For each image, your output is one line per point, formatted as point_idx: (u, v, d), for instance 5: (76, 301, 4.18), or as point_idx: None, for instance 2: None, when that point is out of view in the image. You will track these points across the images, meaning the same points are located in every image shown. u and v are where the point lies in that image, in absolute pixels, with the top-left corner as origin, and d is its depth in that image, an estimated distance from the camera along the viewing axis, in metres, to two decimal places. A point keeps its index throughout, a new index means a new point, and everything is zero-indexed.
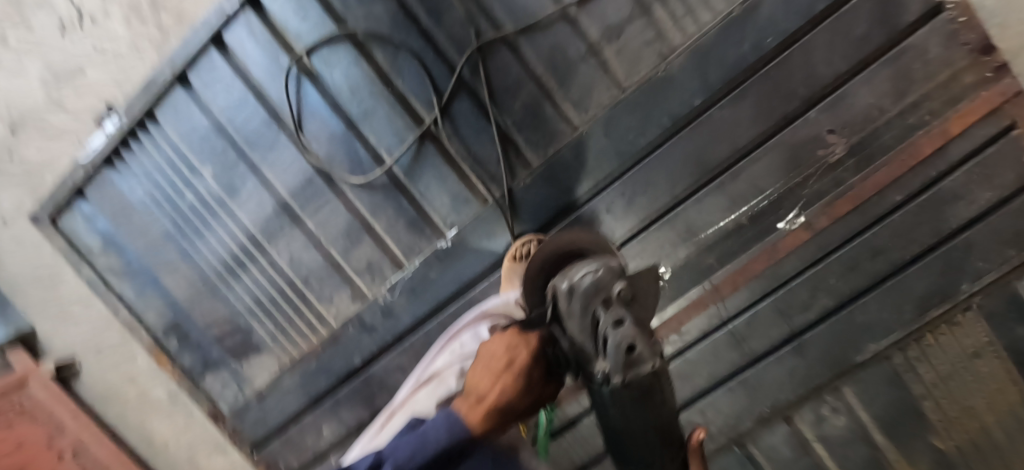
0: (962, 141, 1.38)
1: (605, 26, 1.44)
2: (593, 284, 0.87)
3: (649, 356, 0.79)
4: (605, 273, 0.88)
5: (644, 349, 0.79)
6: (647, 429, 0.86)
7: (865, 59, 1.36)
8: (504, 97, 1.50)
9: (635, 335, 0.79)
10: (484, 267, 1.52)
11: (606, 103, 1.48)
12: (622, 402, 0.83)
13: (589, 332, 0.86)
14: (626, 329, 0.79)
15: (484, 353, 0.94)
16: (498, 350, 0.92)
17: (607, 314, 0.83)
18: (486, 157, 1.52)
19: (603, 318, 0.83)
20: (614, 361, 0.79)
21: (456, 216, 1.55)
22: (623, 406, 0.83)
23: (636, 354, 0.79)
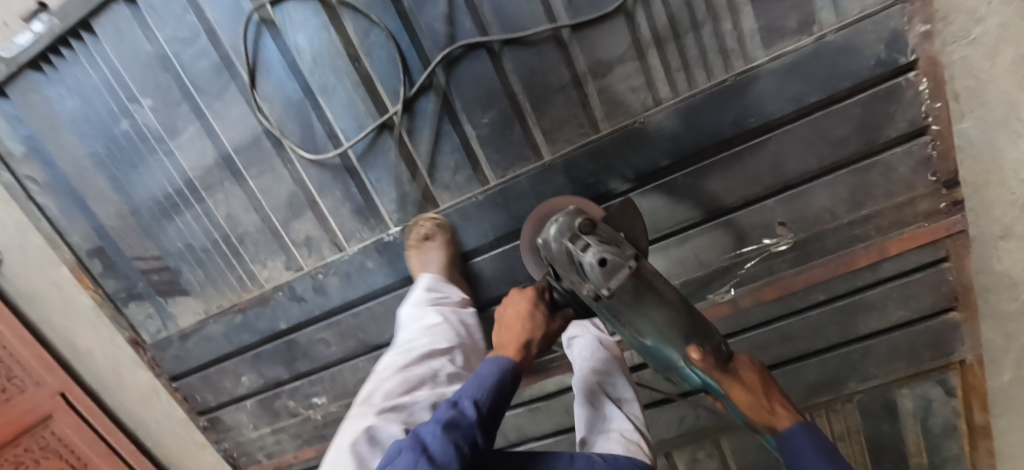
0: (895, 262, 1.45)
1: (595, 59, 1.36)
2: (559, 230, 1.21)
3: (620, 260, 1.14)
4: (565, 218, 1.21)
5: (612, 258, 1.13)
6: (667, 325, 1.20)
7: (837, 162, 1.38)
8: (476, 106, 1.42)
9: (600, 252, 1.14)
10: (422, 268, 1.56)
11: (575, 140, 1.43)
12: (633, 306, 1.18)
13: (560, 265, 1.25)
14: (593, 251, 1.14)
15: (506, 316, 1.36)
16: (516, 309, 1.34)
17: (574, 243, 1.19)
18: (445, 163, 1.48)
19: (570, 247, 1.20)
20: (601, 278, 1.14)
21: (402, 214, 1.53)
22: (637, 311, 1.19)
23: (608, 267, 1.13)
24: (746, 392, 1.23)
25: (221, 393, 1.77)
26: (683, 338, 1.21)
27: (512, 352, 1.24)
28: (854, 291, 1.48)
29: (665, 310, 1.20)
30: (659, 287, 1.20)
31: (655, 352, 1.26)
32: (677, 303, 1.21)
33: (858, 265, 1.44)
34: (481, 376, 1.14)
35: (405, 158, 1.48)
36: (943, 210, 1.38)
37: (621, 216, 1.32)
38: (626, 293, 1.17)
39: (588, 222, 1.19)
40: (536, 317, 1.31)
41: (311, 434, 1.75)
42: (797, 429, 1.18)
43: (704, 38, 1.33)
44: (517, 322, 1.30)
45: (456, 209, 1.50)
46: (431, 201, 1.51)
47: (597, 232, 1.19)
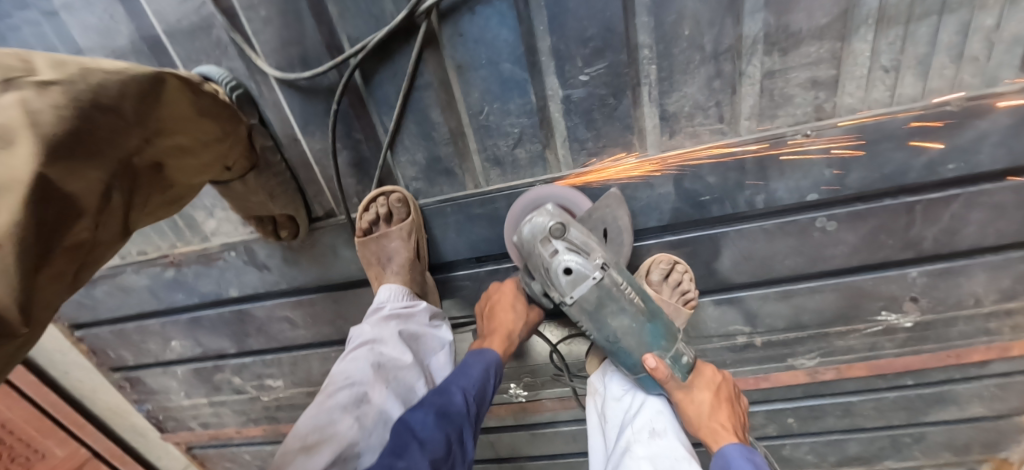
0: (1008, 362, 1.21)
1: (781, 24, 0.86)
2: (532, 229, 0.95)
3: (583, 266, 0.92)
4: (541, 216, 0.94)
5: (576, 263, 0.92)
6: (629, 334, 0.97)
7: (1019, 243, 1.04)
8: (573, 53, 0.90)
9: (570, 258, 0.92)
10: (440, 259, 1.15)
11: (701, 138, 0.97)
12: (591, 316, 0.96)
13: (529, 266, 1.01)
14: (564, 254, 0.93)
15: (492, 302, 1.08)
16: (503, 300, 1.07)
17: (543, 248, 0.94)
18: (504, 129, 0.98)
19: (540, 251, 0.95)
20: (565, 285, 0.94)
21: (425, 184, 1.06)
22: (594, 319, 0.96)
23: (575, 275, 0.92)
24: (699, 404, 1.00)
25: (159, 352, 1.41)
26: (645, 343, 0.98)
27: (498, 346, 1.02)
28: (946, 381, 1.26)
29: (617, 314, 0.95)
30: (619, 295, 0.94)
31: (621, 362, 1.03)
32: (637, 308, 0.96)
33: (968, 360, 1.20)
34: (467, 368, 0.96)
35: (446, 107, 0.97)
36: None
37: (615, 216, 0.99)
38: (584, 303, 0.94)
39: (563, 227, 0.93)
40: (520, 313, 1.06)
41: (259, 415, 1.49)
42: (731, 447, 0.92)
43: (944, 29, 0.86)
44: (496, 321, 1.04)
45: (505, 197, 1.04)
46: (470, 178, 1.05)
47: (571, 237, 0.94)
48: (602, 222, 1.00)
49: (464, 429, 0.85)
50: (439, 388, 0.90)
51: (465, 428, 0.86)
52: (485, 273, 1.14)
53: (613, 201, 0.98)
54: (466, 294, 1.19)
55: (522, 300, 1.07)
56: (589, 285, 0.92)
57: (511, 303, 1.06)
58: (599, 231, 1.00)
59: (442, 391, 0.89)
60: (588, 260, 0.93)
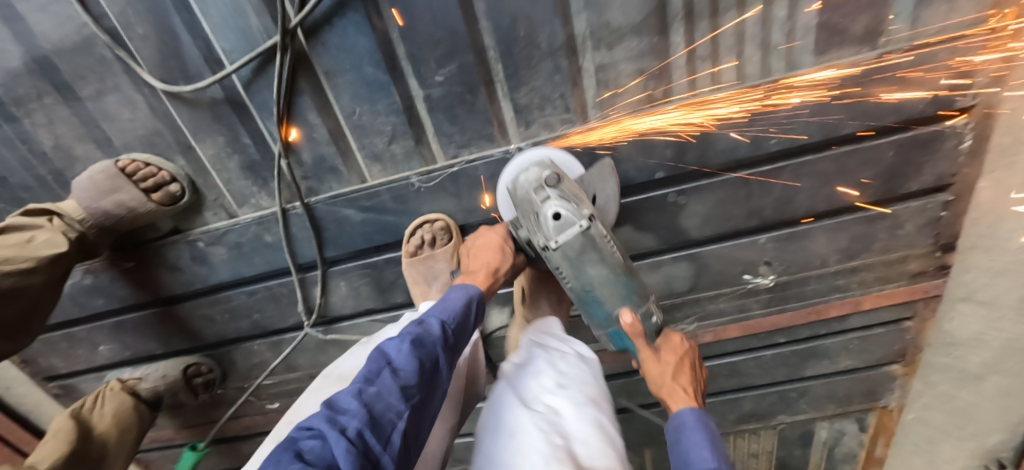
0: (864, 315, 1.34)
1: (603, 23, 0.98)
2: (528, 179, 0.99)
3: (573, 216, 0.94)
4: (539, 168, 0.99)
5: (565, 213, 0.94)
6: (609, 287, 0.99)
7: (847, 206, 1.17)
8: (427, 55, 1.01)
9: (561, 205, 0.95)
10: (339, 253, 1.23)
11: (554, 126, 1.09)
12: (571, 263, 0.98)
13: (520, 215, 1.03)
14: (555, 202, 0.95)
15: (482, 241, 1.06)
16: (493, 242, 1.05)
17: (537, 196, 0.97)
18: (377, 128, 1.09)
19: (532, 197, 0.98)
20: (551, 229, 0.96)
21: (315, 183, 1.16)
22: (574, 266, 0.98)
23: (563, 220, 0.95)
24: (663, 365, 0.96)
25: (87, 359, 1.46)
26: (619, 297, 0.99)
27: (481, 282, 0.98)
28: (815, 337, 1.39)
29: (597, 264, 0.98)
30: (603, 247, 0.97)
31: (600, 318, 1.04)
32: (617, 260, 0.98)
33: (828, 316, 1.33)
34: (450, 302, 0.90)
35: (322, 110, 1.07)
36: (928, 273, 1.26)
37: (605, 184, 1.06)
38: (568, 250, 0.97)
39: (557, 178, 0.97)
40: (505, 256, 1.04)
41: (193, 414, 1.55)
42: (686, 411, 0.87)
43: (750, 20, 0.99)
44: (478, 254, 1.04)
45: (388, 190, 1.15)
46: (356, 174, 1.15)
47: (563, 189, 0.97)
48: (593, 189, 1.07)
49: (440, 358, 0.80)
50: (419, 317, 0.84)
51: (441, 359, 0.80)
52: (383, 262, 1.24)
53: (605, 170, 1.05)
54: (367, 284, 1.27)
55: (509, 245, 1.06)
56: (575, 231, 0.94)
57: (501, 244, 1.05)
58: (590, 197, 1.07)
59: (422, 320, 0.83)
60: (577, 209, 0.95)
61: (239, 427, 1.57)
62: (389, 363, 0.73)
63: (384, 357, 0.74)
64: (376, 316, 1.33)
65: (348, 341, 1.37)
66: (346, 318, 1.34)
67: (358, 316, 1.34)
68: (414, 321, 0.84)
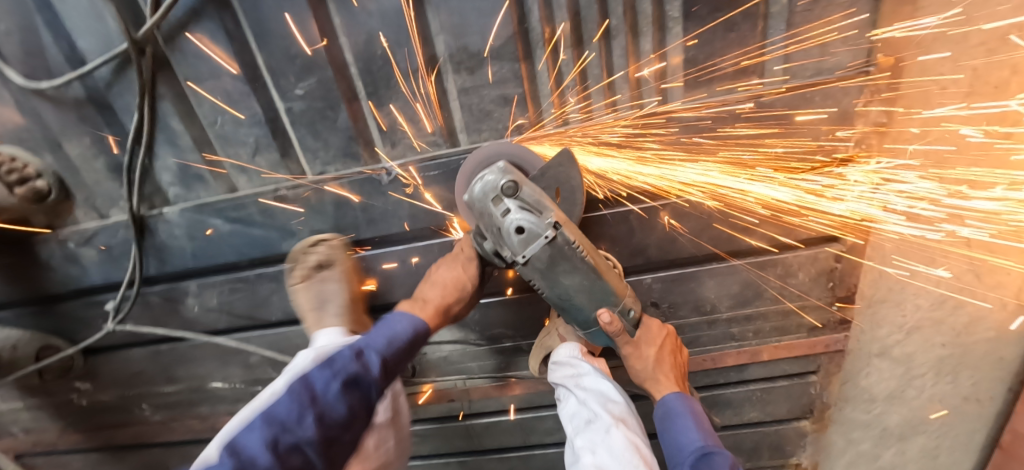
0: (765, 367, 1.24)
1: (460, 46, 0.95)
2: (483, 187, 0.86)
3: (539, 228, 0.83)
4: (492, 175, 0.85)
5: (531, 226, 0.83)
6: (580, 291, 0.87)
7: (734, 250, 1.10)
8: (284, 68, 0.99)
9: (521, 217, 0.83)
10: (211, 263, 1.21)
11: (420, 148, 1.05)
12: (542, 275, 0.87)
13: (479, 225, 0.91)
14: (514, 214, 0.83)
15: (439, 274, 1.00)
16: (452, 273, 1.00)
17: (494, 207, 0.85)
18: (240, 138, 1.07)
19: (490, 209, 0.85)
20: (516, 243, 0.84)
21: (183, 190, 1.14)
22: (546, 278, 0.87)
23: (526, 234, 0.83)
24: (644, 360, 0.94)
25: None
26: (595, 299, 0.88)
27: (429, 318, 0.99)
28: (714, 386, 1.30)
29: (569, 273, 0.86)
30: (572, 254, 0.85)
31: (572, 316, 0.92)
32: (591, 265, 0.86)
33: (725, 366, 1.23)
34: (395, 325, 0.95)
35: (186, 117, 1.06)
36: (828, 326, 1.16)
37: (569, 175, 0.92)
38: (537, 263, 0.85)
39: (515, 185, 0.84)
40: (464, 293, 1.00)
41: (78, 416, 1.52)
42: (672, 399, 0.91)
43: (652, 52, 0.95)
44: (433, 292, 1.00)
45: (254, 202, 1.12)
46: (223, 182, 1.13)
47: (524, 194, 0.84)
48: (556, 182, 0.92)
49: (372, 396, 0.88)
50: (356, 346, 0.90)
51: (373, 396, 0.89)
52: (255, 275, 1.22)
53: (565, 160, 0.91)
54: (241, 295, 1.25)
55: (471, 283, 1.00)
56: (540, 243, 0.83)
57: (457, 282, 0.99)
58: (553, 189, 0.93)
59: (360, 352, 0.89)
60: (540, 218, 0.84)
61: (124, 432, 1.53)
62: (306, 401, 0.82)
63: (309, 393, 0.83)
64: (254, 331, 1.31)
65: (226, 352, 1.34)
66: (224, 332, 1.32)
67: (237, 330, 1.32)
68: (350, 349, 0.90)
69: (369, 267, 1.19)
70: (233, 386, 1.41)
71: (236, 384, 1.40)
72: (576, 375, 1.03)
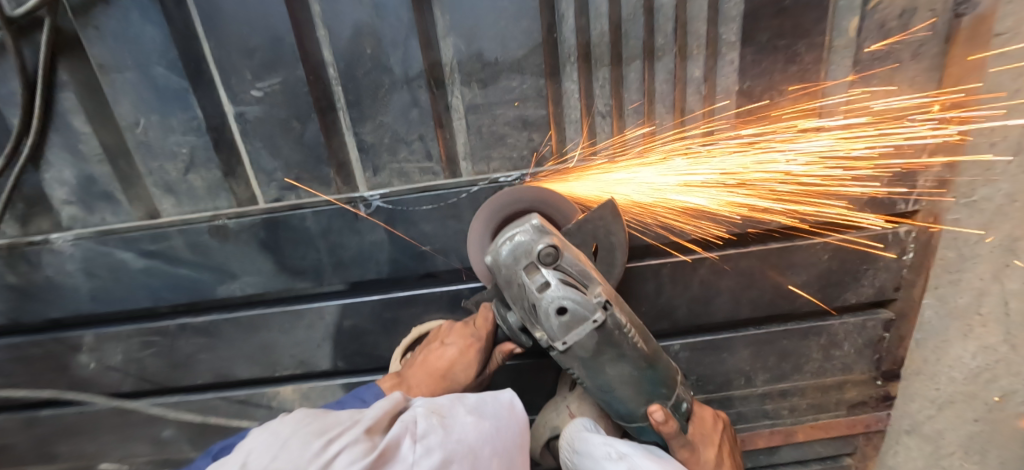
0: (797, 449, 1.08)
1: (474, 53, 0.76)
2: (512, 252, 0.66)
3: (587, 311, 0.65)
4: (525, 237, 0.66)
5: (577, 307, 0.64)
6: (629, 384, 0.70)
7: (775, 314, 0.95)
8: (239, 62, 0.75)
9: (563, 294, 0.64)
10: (116, 308, 0.91)
11: (411, 175, 0.83)
12: (583, 365, 0.68)
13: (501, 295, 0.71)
14: (554, 290, 0.64)
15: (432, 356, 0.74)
16: (445, 357, 0.73)
17: (527, 279, 0.66)
18: (168, 149, 0.81)
19: (522, 281, 0.66)
20: (555, 327, 0.65)
21: (81, 211, 0.85)
22: (588, 368, 0.69)
23: (569, 316, 0.65)
24: (704, 464, 0.77)
25: None
26: (645, 391, 0.71)
27: None
28: None
29: (618, 363, 0.68)
30: (622, 341, 0.68)
31: (611, 409, 0.74)
32: (642, 352, 0.70)
33: (754, 448, 1.05)
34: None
35: (95, 116, 0.79)
36: (868, 403, 1.02)
37: (610, 230, 0.74)
38: (579, 351, 0.67)
39: (556, 253, 0.65)
40: (451, 387, 0.74)
41: None
42: None
43: (700, 69, 0.80)
44: (415, 377, 0.73)
45: (179, 232, 0.85)
46: (140, 205, 0.85)
47: (565, 263, 0.66)
48: (593, 239, 0.75)
49: None
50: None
51: None
52: (175, 328, 0.94)
53: (607, 214, 0.74)
54: (158, 350, 0.96)
55: (461, 379, 0.73)
56: (588, 328, 0.65)
57: (446, 371, 0.73)
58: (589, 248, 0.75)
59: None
60: (586, 294, 0.66)
61: None
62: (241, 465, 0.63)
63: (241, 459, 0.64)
64: (172, 395, 1.02)
65: (130, 423, 1.03)
66: (130, 396, 1.02)
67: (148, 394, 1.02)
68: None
69: (331, 321, 0.94)
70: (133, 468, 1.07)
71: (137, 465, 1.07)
72: (619, 449, 0.75)
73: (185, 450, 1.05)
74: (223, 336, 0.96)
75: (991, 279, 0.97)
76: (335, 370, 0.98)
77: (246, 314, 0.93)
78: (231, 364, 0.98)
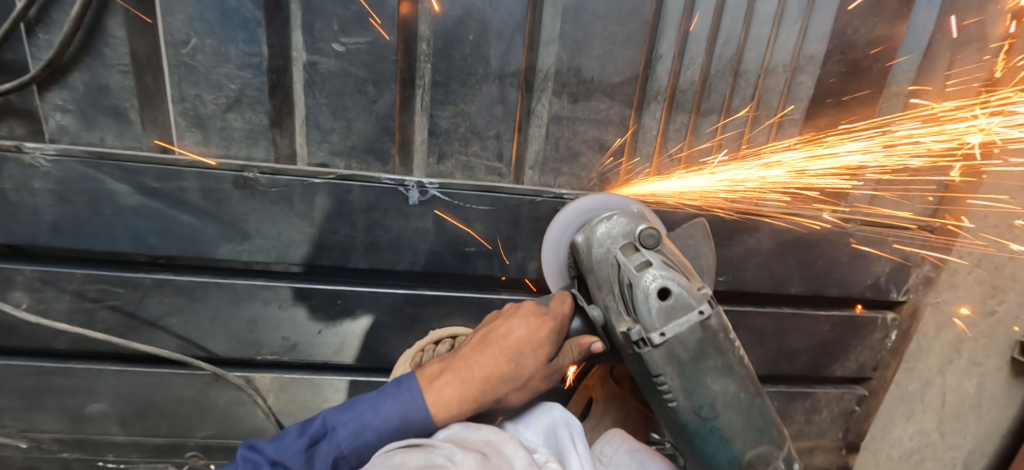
0: None
1: (573, 66, 0.76)
2: (611, 231, 0.65)
3: (689, 301, 0.61)
4: (626, 218, 0.65)
5: (680, 292, 0.61)
6: (735, 408, 0.62)
7: (774, 375, 1.01)
8: (330, 9, 0.69)
9: (666, 274, 0.62)
10: (81, 247, 0.75)
11: (476, 172, 0.80)
12: (679, 370, 0.61)
13: (588, 283, 0.67)
14: (657, 269, 0.62)
15: (500, 329, 0.65)
16: (516, 331, 0.64)
17: (626, 258, 0.63)
18: (214, 78, 0.71)
19: (619, 260, 0.63)
20: (654, 313, 0.61)
21: (77, 123, 0.71)
22: (686, 377, 0.61)
23: (671, 300, 0.61)
24: None
25: None
26: (751, 427, 0.62)
27: (452, 390, 0.61)
28: None
29: (720, 374, 0.62)
30: (725, 347, 0.63)
31: (705, 454, 0.64)
32: (744, 372, 0.64)
33: None
34: (405, 408, 0.60)
35: (134, 21, 0.68)
36: None
37: (698, 253, 0.70)
38: (677, 348, 0.61)
39: (658, 236, 0.64)
40: (519, 371, 0.63)
41: None
42: None
43: (768, 136, 0.86)
44: (474, 356, 0.63)
45: (197, 175, 0.73)
46: (154, 132, 0.73)
47: (665, 252, 0.64)
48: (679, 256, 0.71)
49: None
50: (322, 425, 0.60)
51: None
52: (151, 283, 0.79)
53: (696, 234, 0.71)
54: (114, 306, 0.80)
55: (533, 353, 0.63)
56: (690, 318, 0.61)
57: (513, 348, 0.63)
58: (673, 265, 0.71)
59: (320, 442, 0.59)
60: (687, 285, 0.63)
61: None
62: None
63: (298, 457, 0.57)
64: (112, 364, 0.84)
65: (45, 390, 0.83)
66: (53, 357, 0.83)
67: (80, 358, 0.84)
68: (317, 426, 0.60)
69: (342, 308, 0.84)
70: (32, 444, 0.87)
71: (38, 441, 0.87)
72: None
73: (111, 431, 0.87)
74: (202, 303, 0.81)
75: (937, 371, 1.11)
76: (329, 362, 0.88)
77: (242, 282, 0.80)
78: (204, 338, 0.83)
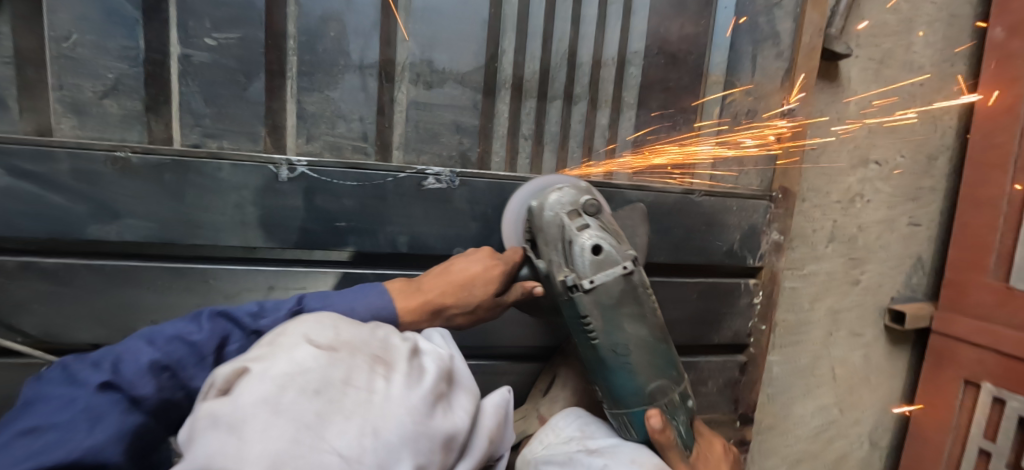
0: None
1: (426, 59, 0.89)
2: (560, 199, 0.77)
3: (615, 259, 0.75)
4: (573, 189, 0.78)
5: (608, 251, 0.74)
6: (643, 353, 0.77)
7: None
8: (203, 10, 0.80)
9: (599, 235, 0.75)
10: None
11: (343, 151, 0.88)
12: (604, 314, 0.75)
13: (535, 239, 0.79)
14: (593, 230, 0.75)
15: (457, 264, 0.76)
16: (471, 266, 0.76)
17: (569, 221, 0.76)
18: (93, 69, 0.79)
19: (563, 221, 0.76)
20: (586, 265, 0.74)
21: None
22: (607, 320, 0.75)
23: (602, 256, 0.74)
24: None
25: None
26: (657, 368, 0.77)
27: (410, 304, 0.71)
28: None
29: (635, 320, 0.76)
30: (644, 299, 0.77)
31: (615, 387, 0.78)
32: (656, 321, 0.79)
33: None
34: (377, 308, 0.68)
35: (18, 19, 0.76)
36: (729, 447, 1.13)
37: (636, 231, 0.87)
38: (603, 296, 0.74)
39: (598, 205, 0.78)
40: (467, 298, 0.75)
41: None
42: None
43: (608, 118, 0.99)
44: (433, 282, 0.74)
45: (68, 156, 0.77)
46: (32, 119, 0.78)
47: (603, 221, 0.78)
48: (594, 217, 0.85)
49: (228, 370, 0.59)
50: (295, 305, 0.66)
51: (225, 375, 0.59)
52: (15, 265, 0.80)
53: (636, 216, 0.89)
54: None
55: (480, 288, 0.75)
56: (616, 271, 0.74)
57: (465, 281, 0.75)
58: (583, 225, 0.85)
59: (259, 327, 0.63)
60: (618, 246, 0.76)
61: None
62: (163, 367, 0.55)
63: (195, 346, 0.58)
64: None
65: None
66: None
67: None
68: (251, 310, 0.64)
69: (218, 286, 0.87)
70: None
71: None
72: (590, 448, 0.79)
73: None
74: (71, 286, 0.82)
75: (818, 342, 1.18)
76: None
77: (110, 264, 0.83)
78: (69, 322, 0.83)
